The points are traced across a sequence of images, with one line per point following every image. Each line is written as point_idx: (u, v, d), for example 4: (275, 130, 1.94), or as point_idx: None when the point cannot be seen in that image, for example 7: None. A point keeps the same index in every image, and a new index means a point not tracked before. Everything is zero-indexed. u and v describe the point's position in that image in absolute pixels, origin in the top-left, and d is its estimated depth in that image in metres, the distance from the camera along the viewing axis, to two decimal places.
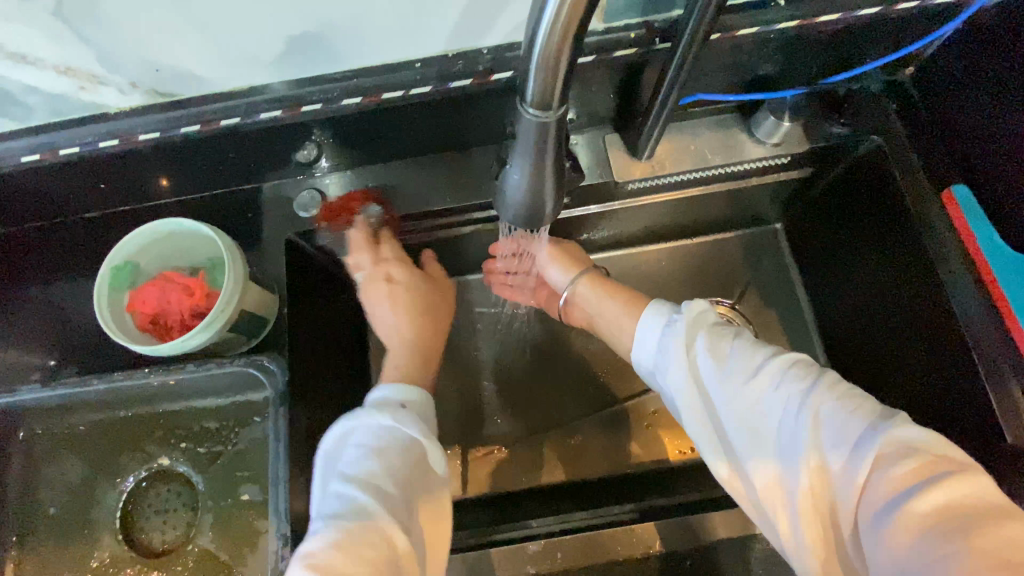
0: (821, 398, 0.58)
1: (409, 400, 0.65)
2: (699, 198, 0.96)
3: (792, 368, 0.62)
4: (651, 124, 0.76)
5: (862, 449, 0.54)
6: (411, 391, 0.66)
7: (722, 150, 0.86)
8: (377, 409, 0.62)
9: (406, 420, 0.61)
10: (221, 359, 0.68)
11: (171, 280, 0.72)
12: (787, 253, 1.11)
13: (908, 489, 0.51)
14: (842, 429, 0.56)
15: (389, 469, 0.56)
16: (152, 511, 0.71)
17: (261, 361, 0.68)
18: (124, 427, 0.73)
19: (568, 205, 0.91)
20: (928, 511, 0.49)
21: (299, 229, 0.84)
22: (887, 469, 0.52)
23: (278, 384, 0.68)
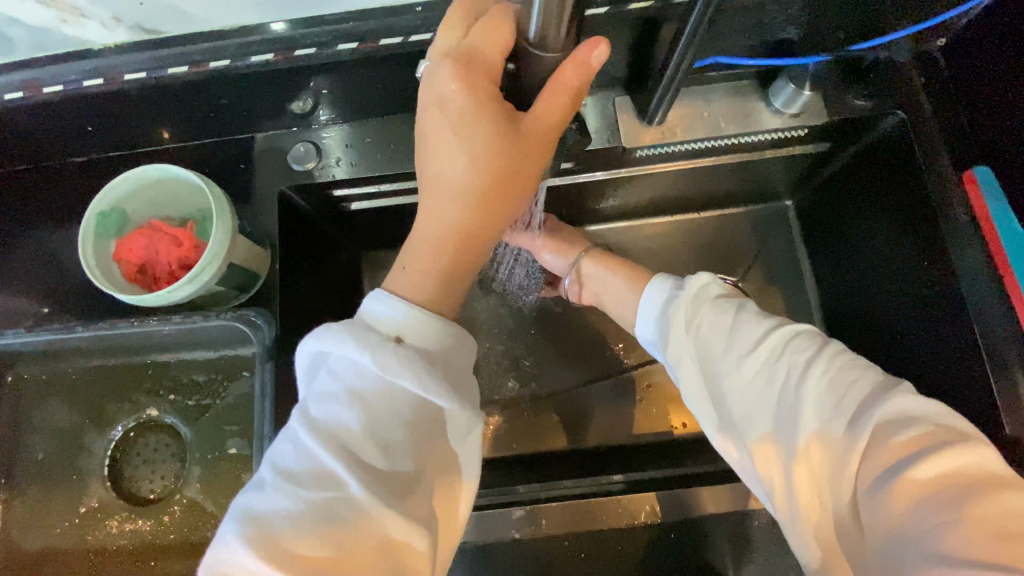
0: (822, 369, 0.57)
1: (407, 334, 0.52)
2: (710, 169, 0.93)
3: (795, 339, 0.61)
4: (663, 87, 0.73)
5: (862, 419, 0.53)
6: (424, 318, 0.52)
7: (737, 118, 0.82)
8: (356, 339, 0.51)
9: (392, 364, 0.50)
10: (207, 312, 0.67)
11: (159, 230, 0.70)
12: (795, 231, 1.09)
13: (909, 457, 0.49)
14: (842, 399, 0.55)
15: (372, 423, 0.49)
16: (141, 460, 0.72)
17: (248, 316, 0.67)
18: (112, 377, 0.72)
19: (572, 170, 0.88)
20: (929, 477, 0.48)
21: (294, 183, 0.82)
22: (888, 437, 0.51)
23: (265, 338, 0.66)
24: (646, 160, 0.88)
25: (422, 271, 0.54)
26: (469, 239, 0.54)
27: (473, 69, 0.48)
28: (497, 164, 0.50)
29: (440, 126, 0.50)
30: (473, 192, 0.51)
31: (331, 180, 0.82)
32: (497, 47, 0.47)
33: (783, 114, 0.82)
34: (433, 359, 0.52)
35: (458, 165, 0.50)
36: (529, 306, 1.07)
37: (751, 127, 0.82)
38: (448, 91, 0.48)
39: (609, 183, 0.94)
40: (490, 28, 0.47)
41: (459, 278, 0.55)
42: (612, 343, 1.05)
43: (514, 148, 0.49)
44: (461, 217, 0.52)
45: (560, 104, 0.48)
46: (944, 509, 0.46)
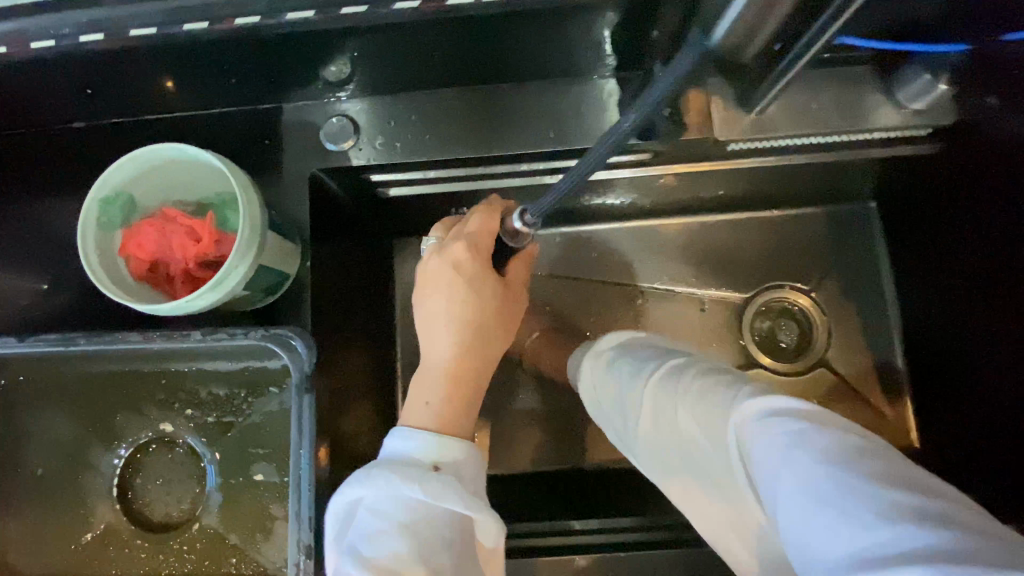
0: (693, 396, 0.54)
1: (442, 464, 0.53)
2: (799, 167, 0.81)
3: (667, 374, 0.59)
4: (776, 79, 0.60)
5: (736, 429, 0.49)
6: (454, 446, 0.55)
7: (847, 112, 0.69)
8: (402, 472, 0.51)
9: (439, 489, 0.50)
10: (234, 329, 0.59)
11: (173, 220, 0.59)
12: (876, 236, 0.97)
13: (782, 450, 0.44)
14: (715, 418, 0.51)
15: (428, 548, 0.47)
16: (154, 481, 0.63)
17: (284, 336, 0.59)
18: (119, 386, 0.63)
19: (646, 163, 0.76)
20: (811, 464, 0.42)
21: (328, 164, 0.70)
22: (761, 434, 0.46)
23: (303, 366, 0.59)
24: (732, 154, 0.75)
25: (442, 401, 0.59)
26: (479, 364, 0.62)
27: (480, 246, 0.63)
28: (494, 310, 0.64)
29: (452, 285, 0.62)
30: (480, 327, 0.63)
31: (366, 164, 0.71)
32: (491, 232, 0.64)
33: (904, 109, 0.69)
34: (470, 483, 0.53)
35: (470, 307, 0.62)
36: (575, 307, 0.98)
37: (863, 124, 0.69)
38: (460, 259, 0.63)
39: (682, 177, 0.81)
40: (488, 219, 0.63)
41: (476, 400, 0.62)
42: None
43: (507, 300, 0.65)
44: (469, 347, 0.62)
45: (523, 270, 0.67)
46: (830, 495, 0.40)
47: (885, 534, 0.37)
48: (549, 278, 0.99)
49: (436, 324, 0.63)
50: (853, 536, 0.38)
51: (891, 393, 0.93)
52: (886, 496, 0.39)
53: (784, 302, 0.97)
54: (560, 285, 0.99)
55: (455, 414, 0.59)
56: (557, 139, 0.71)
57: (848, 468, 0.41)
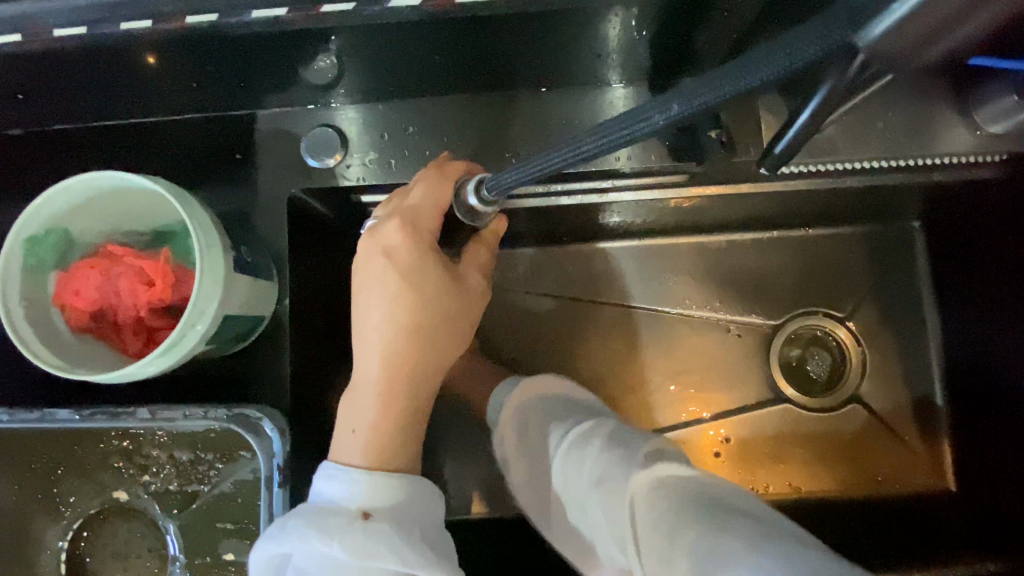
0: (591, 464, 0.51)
1: (375, 507, 0.44)
2: (850, 188, 0.71)
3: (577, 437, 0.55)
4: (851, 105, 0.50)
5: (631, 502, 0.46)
6: (389, 482, 0.45)
7: (915, 133, 0.61)
8: (321, 529, 0.41)
9: (370, 546, 0.41)
10: (191, 408, 0.54)
11: (120, 259, 0.49)
12: (920, 259, 0.88)
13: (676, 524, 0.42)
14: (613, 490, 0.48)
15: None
16: (110, 553, 0.55)
17: (244, 416, 0.53)
18: (64, 448, 0.54)
19: (679, 185, 0.66)
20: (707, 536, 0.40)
21: (310, 184, 0.59)
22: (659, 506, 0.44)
23: (275, 459, 0.53)
24: (779, 177, 0.66)
25: (370, 418, 0.47)
26: (418, 373, 0.49)
27: (421, 226, 0.49)
28: (440, 307, 0.49)
29: (383, 271, 0.48)
30: (418, 329, 0.48)
31: (356, 184, 0.60)
32: (438, 206, 0.49)
33: (978, 131, 0.61)
34: (411, 526, 0.44)
35: (408, 303, 0.48)
36: (588, 333, 0.89)
37: (929, 147, 0.61)
38: (395, 242, 0.48)
39: (717, 199, 0.72)
40: (435, 191, 0.49)
41: (413, 416, 0.49)
42: (685, 385, 0.88)
43: (459, 293, 0.50)
44: (405, 352, 0.48)
45: (486, 254, 0.53)
46: (718, 557, 0.38)
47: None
48: (560, 300, 0.90)
49: (367, 321, 0.49)
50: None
51: (927, 432, 0.86)
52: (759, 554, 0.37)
53: (816, 330, 0.89)
54: (572, 308, 0.90)
55: (384, 434, 0.47)
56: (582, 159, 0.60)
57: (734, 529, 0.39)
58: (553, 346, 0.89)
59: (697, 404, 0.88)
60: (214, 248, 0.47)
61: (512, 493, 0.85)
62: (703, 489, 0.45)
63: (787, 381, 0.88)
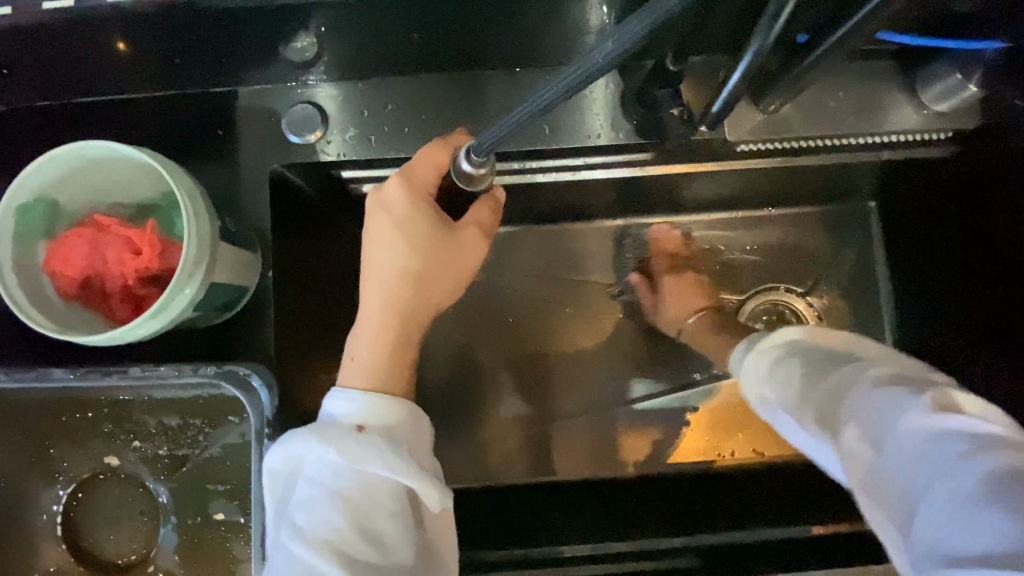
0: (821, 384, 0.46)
1: (369, 421, 0.46)
2: (806, 167, 0.76)
3: (831, 373, 0.46)
4: (801, 83, 0.55)
5: (856, 416, 0.41)
6: (383, 400, 0.47)
7: (864, 112, 0.65)
8: (322, 435, 0.44)
9: (363, 453, 0.43)
10: (183, 365, 0.53)
11: (107, 229, 0.51)
12: (875, 235, 0.94)
13: (902, 444, 0.37)
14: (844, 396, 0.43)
15: (356, 511, 0.41)
16: (102, 519, 0.57)
17: (236, 374, 0.53)
18: (53, 417, 0.55)
19: (647, 162, 0.70)
20: (958, 467, 0.35)
21: (292, 160, 0.61)
22: (880, 430, 0.39)
23: (264, 413, 0.53)
24: (740, 155, 0.70)
25: (365, 360, 0.50)
26: (411, 321, 0.52)
27: (419, 183, 0.51)
28: (433, 261, 0.52)
29: (382, 225, 0.51)
30: (412, 280, 0.52)
31: (336, 159, 0.62)
32: (436, 166, 0.52)
33: (924, 109, 0.66)
34: (402, 439, 0.45)
35: (404, 256, 0.51)
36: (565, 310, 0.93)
37: (878, 126, 0.65)
38: (393, 198, 0.51)
39: (684, 177, 0.76)
40: (433, 152, 0.52)
41: (407, 361, 0.52)
42: (657, 358, 0.92)
43: (453, 249, 0.53)
44: (400, 302, 0.52)
45: (487, 212, 0.54)
46: (947, 492, 0.34)
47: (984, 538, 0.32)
48: (537, 279, 0.93)
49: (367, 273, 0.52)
50: (972, 549, 0.32)
51: None
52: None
53: (779, 305, 0.94)
54: (549, 286, 0.93)
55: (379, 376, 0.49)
56: (554, 136, 0.63)
57: (977, 463, 0.34)
58: (531, 323, 0.92)
59: (668, 375, 0.92)
60: (202, 216, 0.49)
61: (493, 462, 0.89)
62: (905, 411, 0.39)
63: None
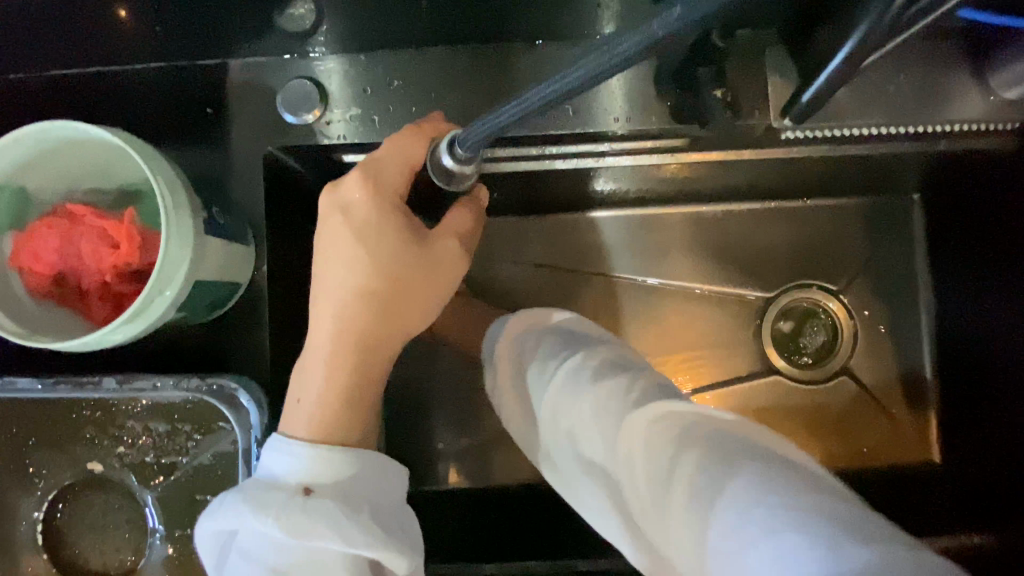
0: (580, 400, 0.45)
1: (317, 482, 0.43)
2: (852, 157, 0.69)
3: (562, 371, 0.48)
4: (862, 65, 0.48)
5: (636, 435, 0.41)
6: (334, 456, 0.44)
7: (924, 98, 0.58)
8: (261, 505, 0.41)
9: (307, 524, 0.40)
10: (162, 378, 0.51)
11: (79, 220, 0.46)
12: (917, 231, 0.87)
13: (693, 475, 0.37)
14: (597, 407, 0.44)
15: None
16: (87, 527, 0.53)
17: (221, 387, 0.51)
18: (34, 420, 0.52)
19: (678, 149, 0.63)
20: (727, 481, 0.35)
21: (286, 142, 0.55)
22: (660, 444, 0.39)
23: (254, 433, 0.51)
24: (781, 143, 0.63)
25: (321, 380, 0.47)
26: (376, 337, 0.47)
27: (386, 180, 0.46)
28: (400, 273, 0.46)
29: (342, 228, 0.46)
30: (375, 294, 0.46)
31: (337, 143, 0.56)
32: (409, 162, 0.46)
33: (991, 96, 0.58)
34: (358, 499, 0.42)
35: (364, 267, 0.46)
36: (580, 304, 0.87)
37: (939, 114, 0.58)
38: (355, 198, 0.46)
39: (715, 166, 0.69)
40: (404, 148, 0.46)
41: (367, 382, 0.48)
42: (677, 358, 0.87)
43: (423, 259, 0.47)
44: (362, 317, 0.46)
45: (468, 218, 0.49)
46: (727, 510, 0.34)
47: (765, 552, 0.31)
48: (552, 271, 0.87)
49: (322, 282, 0.47)
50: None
51: (915, 405, 0.86)
52: (787, 506, 0.32)
53: (809, 304, 0.88)
54: (564, 279, 0.88)
55: (333, 401, 0.46)
56: (579, 119, 0.56)
57: (738, 478, 0.35)
58: None
59: (687, 376, 0.87)
60: (182, 208, 0.43)
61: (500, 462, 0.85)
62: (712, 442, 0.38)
63: (778, 354, 0.87)
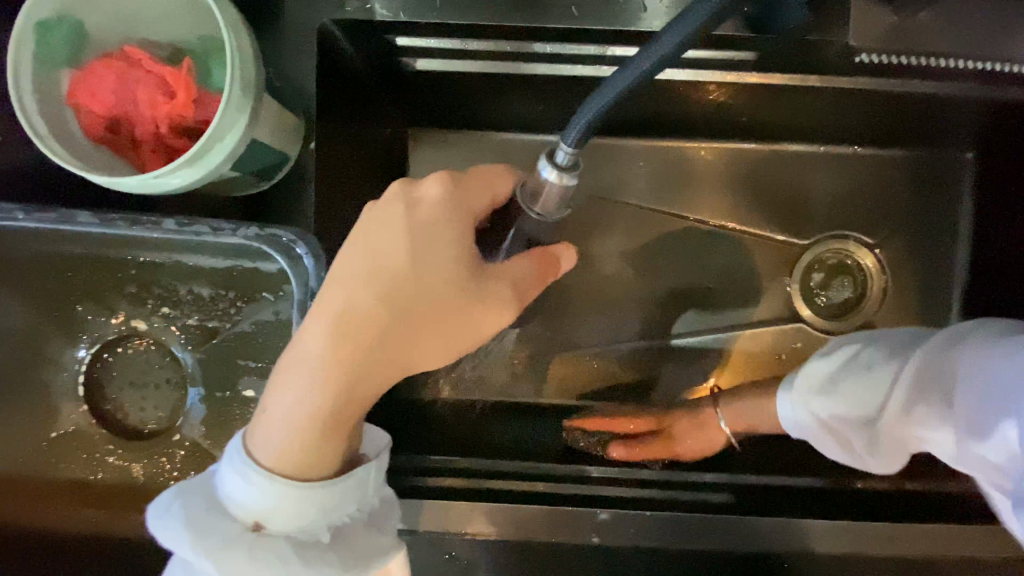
0: (848, 364, 0.57)
1: (270, 520, 0.42)
2: (919, 95, 0.66)
3: (829, 347, 0.61)
4: None
5: (903, 378, 0.52)
6: (291, 494, 0.42)
7: (1010, 29, 0.54)
8: (203, 541, 0.41)
9: (251, 563, 0.41)
10: (220, 223, 0.50)
11: (137, 64, 0.45)
12: (964, 191, 0.85)
13: (964, 359, 0.48)
14: (871, 370, 0.55)
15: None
16: (127, 383, 0.55)
17: (276, 237, 0.50)
18: (80, 274, 0.53)
19: (744, 64, 0.62)
20: (984, 358, 0.46)
21: (342, 16, 0.52)
22: (925, 371, 0.51)
23: (308, 281, 0.51)
24: (851, 67, 0.60)
25: (306, 383, 0.43)
26: (380, 359, 0.43)
27: (464, 196, 0.45)
28: (437, 299, 0.43)
29: (394, 222, 0.44)
30: (398, 307, 0.43)
31: (393, 21, 0.53)
32: (492, 195, 0.47)
33: None
34: (316, 532, 0.43)
35: (400, 270, 0.43)
36: (614, 231, 0.86)
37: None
38: (424, 204, 0.44)
39: (776, 91, 0.67)
40: (494, 179, 0.47)
41: (351, 412, 0.44)
42: (705, 296, 0.87)
43: (469, 296, 0.44)
44: (377, 326, 0.43)
45: (529, 270, 0.46)
46: (993, 374, 0.45)
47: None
48: (589, 196, 0.86)
49: (350, 283, 0.43)
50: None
51: None
52: (998, 352, 0.46)
53: (843, 255, 0.87)
54: (598, 207, 0.86)
55: (308, 416, 0.42)
56: (652, 16, 0.52)
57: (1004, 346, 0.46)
58: (577, 242, 0.86)
59: (711, 317, 0.86)
60: (243, 57, 0.42)
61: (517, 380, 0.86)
62: (955, 337, 0.51)
63: (803, 301, 0.87)
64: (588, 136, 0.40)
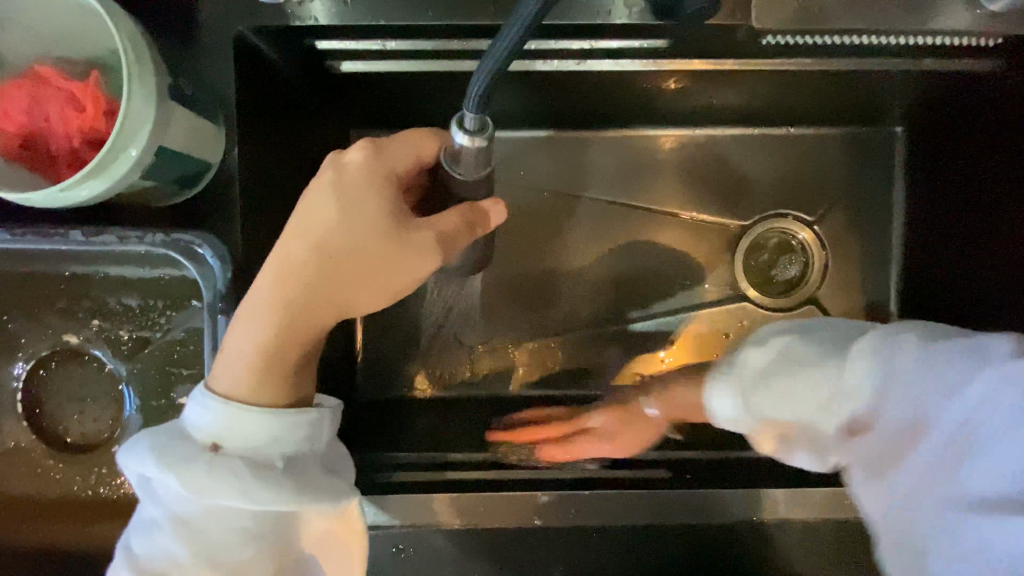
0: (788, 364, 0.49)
1: (228, 440, 0.44)
2: (836, 74, 0.68)
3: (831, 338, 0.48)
4: None
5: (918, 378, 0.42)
6: (249, 416, 0.44)
7: (908, 7, 0.56)
8: (167, 454, 0.43)
9: (208, 479, 0.42)
10: (125, 232, 0.50)
11: (46, 82, 0.45)
12: (897, 164, 0.87)
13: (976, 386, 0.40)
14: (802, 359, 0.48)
15: (206, 555, 0.42)
16: (65, 397, 0.55)
17: (189, 244, 0.51)
18: (8, 291, 0.53)
19: (662, 53, 0.63)
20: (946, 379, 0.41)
21: (256, 23, 0.53)
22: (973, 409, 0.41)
23: (215, 284, 0.51)
24: (765, 49, 0.62)
25: (248, 334, 0.45)
26: (316, 309, 0.45)
27: (386, 159, 0.46)
28: (364, 247, 0.44)
29: (320, 186, 0.45)
30: (327, 258, 0.44)
31: (309, 25, 0.53)
32: (417, 155, 0.48)
33: (978, 7, 0.56)
34: (270, 458, 0.44)
35: (328, 226, 0.44)
36: (561, 221, 0.88)
37: (926, 25, 0.56)
38: (350, 165, 0.45)
39: (701, 77, 0.69)
40: (418, 142, 0.48)
41: (291, 359, 0.46)
42: (654, 281, 0.88)
43: (395, 245, 0.45)
44: (307, 278, 0.44)
45: (456, 223, 0.46)
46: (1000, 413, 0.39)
47: None
48: (536, 188, 0.88)
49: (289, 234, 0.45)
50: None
51: None
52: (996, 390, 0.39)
53: (783, 233, 0.89)
54: (545, 200, 0.88)
55: (249, 363, 0.45)
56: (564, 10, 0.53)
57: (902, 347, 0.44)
58: (527, 235, 0.88)
59: (661, 300, 0.88)
60: (143, 68, 0.43)
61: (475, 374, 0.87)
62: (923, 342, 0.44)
63: (749, 280, 0.89)
64: (488, 96, 0.39)
